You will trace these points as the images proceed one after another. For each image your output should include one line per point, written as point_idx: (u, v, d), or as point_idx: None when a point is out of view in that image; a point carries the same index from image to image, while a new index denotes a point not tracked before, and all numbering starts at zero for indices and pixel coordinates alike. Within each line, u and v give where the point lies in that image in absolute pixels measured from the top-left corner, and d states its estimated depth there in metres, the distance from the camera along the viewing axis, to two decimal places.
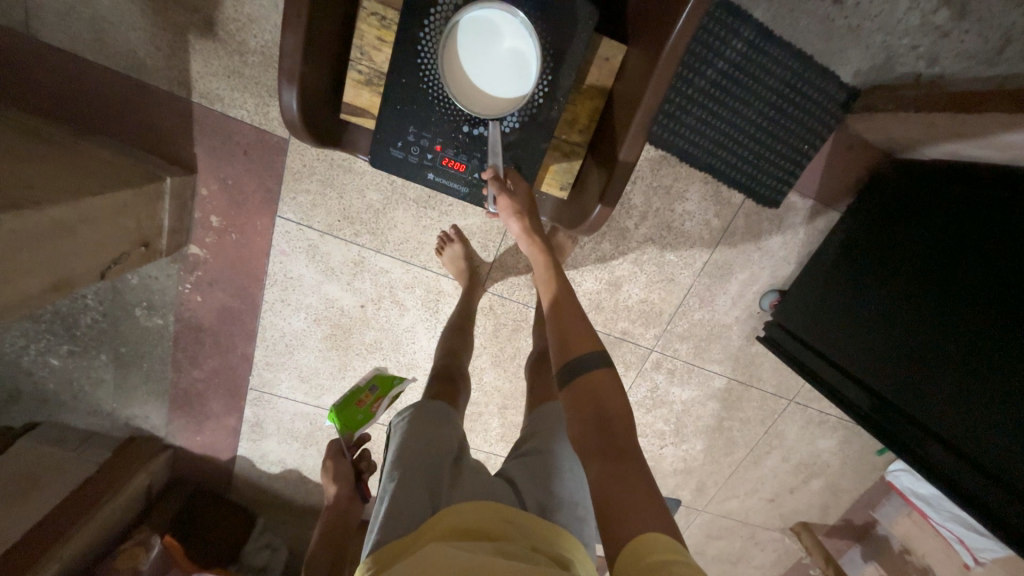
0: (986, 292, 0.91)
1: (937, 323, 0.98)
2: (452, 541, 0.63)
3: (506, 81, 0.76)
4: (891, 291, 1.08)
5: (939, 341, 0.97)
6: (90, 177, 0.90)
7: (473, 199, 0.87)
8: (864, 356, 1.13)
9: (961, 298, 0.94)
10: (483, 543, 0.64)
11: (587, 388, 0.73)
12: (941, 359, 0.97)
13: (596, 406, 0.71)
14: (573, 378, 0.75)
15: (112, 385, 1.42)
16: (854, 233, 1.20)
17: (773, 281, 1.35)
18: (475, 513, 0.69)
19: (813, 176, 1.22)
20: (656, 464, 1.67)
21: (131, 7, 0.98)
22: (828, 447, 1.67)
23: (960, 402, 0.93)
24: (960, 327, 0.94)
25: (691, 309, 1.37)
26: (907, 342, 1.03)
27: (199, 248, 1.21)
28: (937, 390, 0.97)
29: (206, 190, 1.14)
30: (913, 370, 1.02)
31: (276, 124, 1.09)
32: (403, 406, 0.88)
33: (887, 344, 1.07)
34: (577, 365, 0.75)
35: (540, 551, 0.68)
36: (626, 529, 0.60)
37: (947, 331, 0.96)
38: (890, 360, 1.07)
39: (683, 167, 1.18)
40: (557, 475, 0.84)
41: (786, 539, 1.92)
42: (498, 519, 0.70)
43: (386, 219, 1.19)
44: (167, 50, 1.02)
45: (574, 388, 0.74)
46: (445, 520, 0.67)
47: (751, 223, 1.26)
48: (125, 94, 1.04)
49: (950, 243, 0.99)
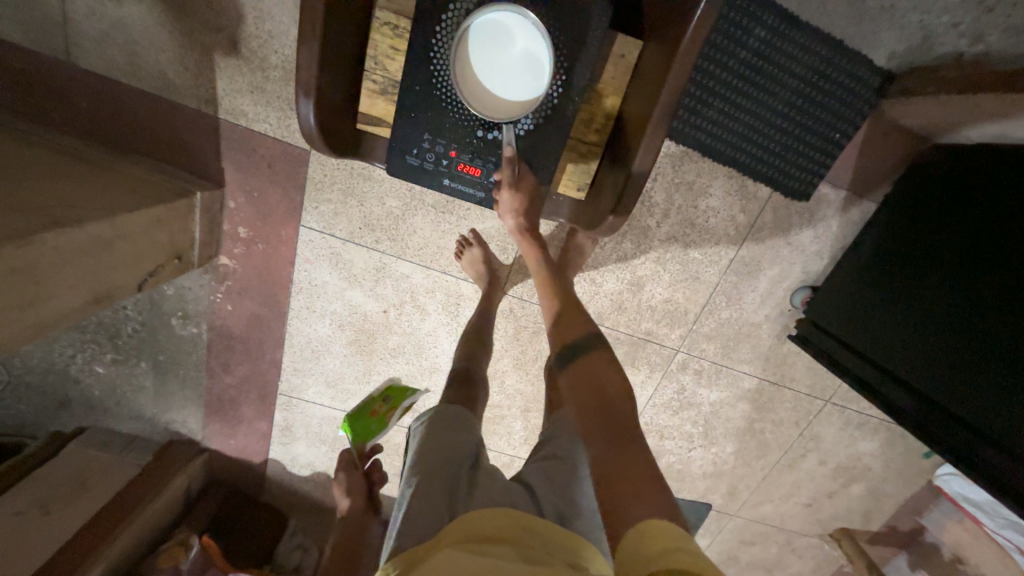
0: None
1: (979, 315, 0.93)
2: (467, 548, 0.62)
3: (523, 83, 0.75)
4: (926, 285, 1.03)
5: (976, 330, 0.93)
6: (126, 194, 0.94)
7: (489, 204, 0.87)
8: (902, 353, 1.07)
9: (999, 290, 0.90)
10: (499, 548, 0.63)
11: (588, 368, 0.75)
12: (979, 349, 0.92)
13: (597, 392, 0.72)
14: (575, 363, 0.76)
15: (152, 391, 1.49)
16: (886, 221, 1.15)
17: (805, 277, 1.29)
18: (490, 520, 0.69)
19: (846, 166, 1.16)
20: (685, 467, 1.63)
21: (161, 31, 1.02)
22: (869, 449, 1.59)
23: (999, 394, 0.89)
24: (999, 316, 0.89)
25: (719, 307, 1.33)
26: (943, 332, 0.99)
27: (228, 259, 1.25)
28: (974, 381, 0.93)
29: (234, 203, 1.18)
30: (956, 368, 0.96)
31: (298, 136, 1.12)
32: (422, 412, 0.89)
33: (928, 338, 1.01)
34: (582, 355, 0.77)
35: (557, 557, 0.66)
36: (628, 515, 0.59)
37: (985, 319, 0.91)
38: (930, 358, 1.01)
39: (706, 162, 1.15)
40: (575, 479, 0.83)
41: (825, 546, 1.83)
42: (513, 526, 0.68)
43: (405, 225, 1.21)
44: (195, 69, 1.05)
45: (574, 370, 0.76)
46: (459, 528, 0.67)
47: (779, 218, 1.21)
48: (157, 114, 1.09)
49: (986, 226, 0.94)
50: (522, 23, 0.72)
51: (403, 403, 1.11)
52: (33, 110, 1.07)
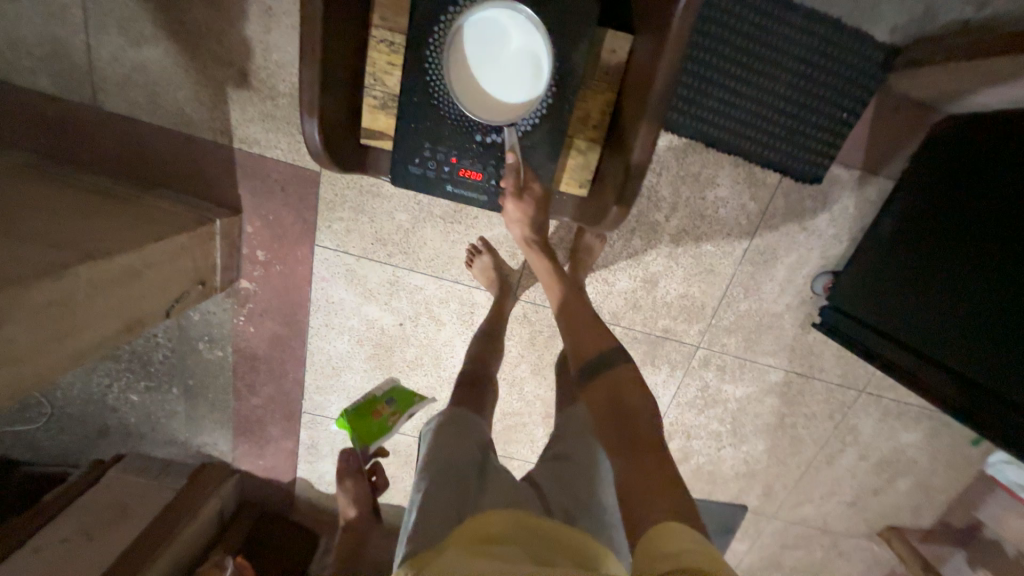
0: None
1: (1006, 288, 0.88)
2: (473, 555, 0.61)
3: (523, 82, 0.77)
4: (950, 260, 0.99)
5: (988, 293, 0.91)
6: (151, 226, 0.99)
7: (492, 206, 0.88)
8: (932, 333, 1.03)
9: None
10: (508, 552, 0.62)
11: (610, 380, 0.78)
12: (993, 311, 0.90)
13: (619, 406, 0.75)
14: (594, 377, 0.80)
15: (183, 415, 1.54)
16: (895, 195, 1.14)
17: (824, 262, 1.26)
18: (492, 524, 0.68)
19: (857, 145, 1.14)
20: (715, 467, 1.58)
21: (178, 71, 1.09)
22: (913, 441, 1.51)
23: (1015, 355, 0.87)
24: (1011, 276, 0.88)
25: (737, 299, 1.30)
26: (958, 298, 0.97)
27: (249, 282, 1.30)
28: (992, 345, 0.91)
29: (251, 228, 1.23)
30: (989, 346, 0.92)
31: (308, 158, 1.16)
32: (433, 413, 0.88)
33: (957, 316, 0.97)
34: (603, 369, 0.80)
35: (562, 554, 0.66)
36: (644, 521, 0.61)
37: (998, 281, 0.90)
38: (961, 337, 0.97)
39: (711, 153, 1.14)
40: (592, 481, 0.81)
41: (874, 547, 1.73)
42: (517, 529, 0.68)
43: (415, 237, 1.23)
44: (209, 104, 1.11)
45: (596, 386, 0.79)
46: (465, 534, 0.66)
47: (791, 203, 1.19)
48: (177, 149, 1.15)
49: (993, 188, 0.93)
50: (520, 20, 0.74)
51: (408, 408, 1.12)
52: (64, 155, 1.14)
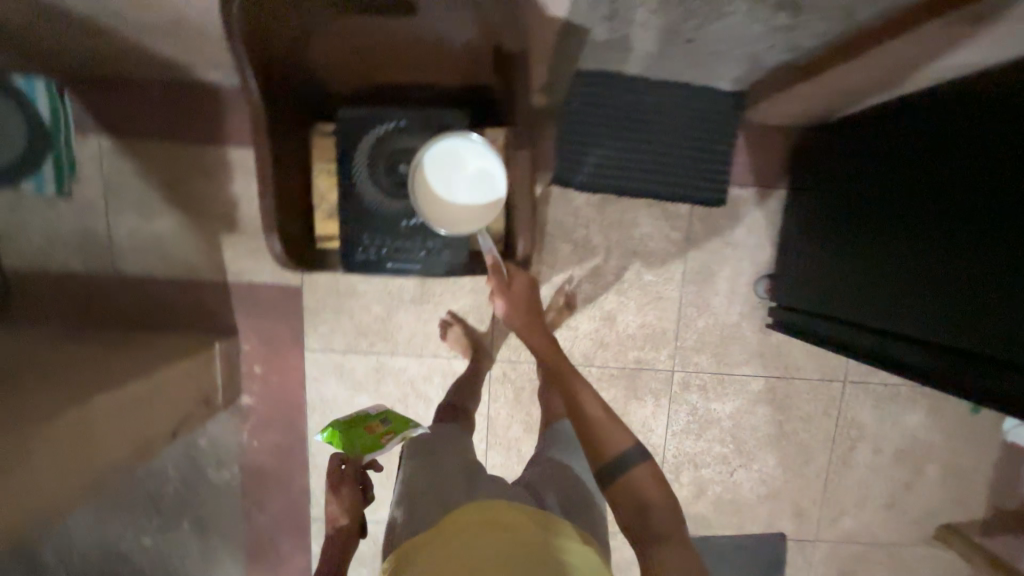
0: (943, 205, 0.86)
1: (916, 233, 0.91)
2: (443, 555, 0.78)
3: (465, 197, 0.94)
4: (867, 232, 1.03)
5: (916, 269, 0.90)
6: (158, 357, 1.15)
7: (427, 271, 1.04)
8: (881, 305, 0.99)
9: (920, 204, 0.91)
10: (469, 543, 0.80)
11: (626, 483, 0.93)
12: (929, 285, 0.87)
13: (640, 502, 0.91)
14: (620, 482, 0.93)
15: (195, 551, 1.53)
16: (830, 201, 1.17)
17: (758, 268, 1.39)
18: (453, 518, 0.85)
19: (743, 168, 1.35)
20: (735, 495, 1.53)
21: (180, 230, 1.34)
22: (919, 422, 1.50)
23: (964, 325, 0.82)
24: (930, 248, 0.87)
25: (693, 318, 1.41)
26: (899, 282, 0.94)
27: (250, 397, 1.41)
28: (939, 320, 0.86)
29: (248, 346, 1.38)
30: (927, 292, 0.88)
31: (291, 276, 1.36)
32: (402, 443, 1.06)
33: (891, 277, 0.96)
34: (624, 471, 0.94)
35: (514, 520, 0.86)
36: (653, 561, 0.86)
37: (923, 254, 0.89)
38: (902, 296, 0.94)
39: (625, 200, 1.34)
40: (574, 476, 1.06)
41: (939, 554, 1.59)
42: (474, 512, 0.86)
43: (392, 324, 1.38)
44: (207, 250, 1.34)
45: (617, 484, 0.94)
46: (433, 534, 0.82)
47: (707, 225, 1.37)
48: (181, 292, 1.36)
49: (898, 175, 0.97)
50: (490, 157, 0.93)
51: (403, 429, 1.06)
52: (92, 317, 1.35)
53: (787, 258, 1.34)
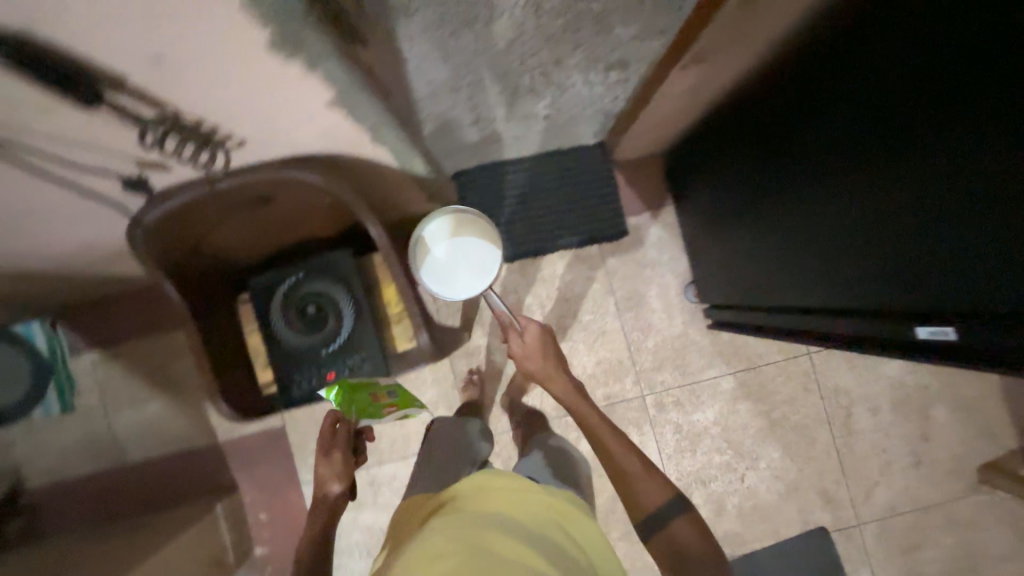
0: (846, 116, 0.73)
1: (788, 189, 0.88)
2: (452, 509, 0.88)
3: (436, 276, 1.11)
4: (751, 205, 1.01)
5: (883, 197, 0.69)
6: (163, 533, 1.23)
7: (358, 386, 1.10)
8: (783, 272, 0.96)
9: (781, 160, 0.89)
10: (476, 499, 0.90)
11: (668, 537, 0.95)
12: (898, 214, 0.68)
13: (679, 551, 0.93)
14: (653, 531, 0.97)
15: None
16: (742, 156, 1.01)
17: (682, 277, 1.49)
18: (464, 484, 0.96)
19: (632, 198, 1.50)
20: (756, 501, 1.48)
21: (170, 409, 1.49)
22: (901, 370, 1.49)
23: (958, 254, 0.62)
24: (896, 164, 0.67)
25: (641, 341, 1.49)
26: (831, 222, 0.80)
27: (262, 546, 1.47)
28: (920, 254, 0.66)
29: (249, 496, 1.47)
30: (817, 246, 0.84)
31: (273, 419, 1.48)
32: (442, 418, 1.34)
33: (783, 238, 0.93)
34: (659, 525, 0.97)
35: (520, 484, 0.96)
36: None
37: (888, 177, 0.68)
38: (798, 256, 0.90)
39: (540, 259, 1.49)
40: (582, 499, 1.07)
41: (997, 500, 1.48)
42: (484, 476, 0.97)
43: (373, 434, 1.47)
44: (195, 419, 1.49)
45: (654, 535, 0.97)
46: (444, 501, 0.93)
47: (620, 256, 1.50)
48: (181, 464, 1.48)
49: (818, 96, 0.78)
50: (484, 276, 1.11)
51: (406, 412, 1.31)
52: (110, 512, 1.47)
53: (720, 236, 1.22)
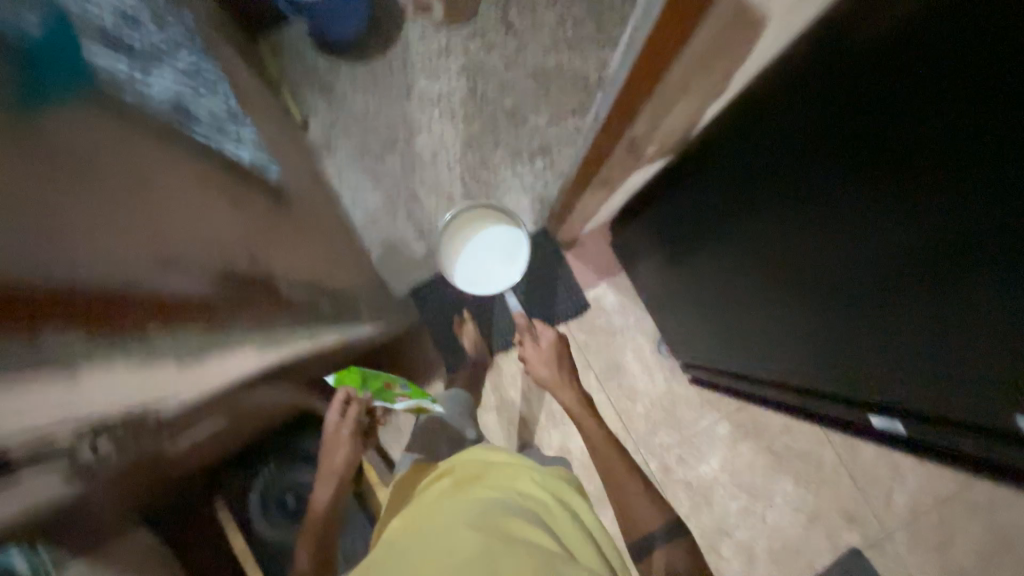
0: (872, 130, 0.52)
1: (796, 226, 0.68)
2: (447, 505, 0.89)
3: (465, 276, 1.40)
4: (743, 238, 0.82)
5: (1001, 258, 0.45)
6: None
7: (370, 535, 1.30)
8: (799, 322, 0.77)
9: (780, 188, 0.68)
10: (475, 496, 0.91)
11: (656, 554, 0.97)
12: (979, 290, 0.48)
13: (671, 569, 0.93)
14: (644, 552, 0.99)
15: None
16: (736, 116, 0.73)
17: (652, 336, 1.51)
18: (459, 475, 0.99)
19: (585, 272, 1.54)
20: (783, 538, 1.47)
21: None
22: None
23: None
24: (966, 204, 0.46)
25: (629, 408, 1.50)
26: (861, 274, 0.61)
27: None
28: (992, 343, 0.50)
29: None
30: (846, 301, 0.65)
31: None
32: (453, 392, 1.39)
33: (793, 285, 0.74)
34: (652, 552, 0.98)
35: (521, 478, 0.97)
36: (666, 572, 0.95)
37: (892, 191, 0.52)
38: (819, 307, 0.71)
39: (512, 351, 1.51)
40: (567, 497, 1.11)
41: None
42: (479, 468, 0.99)
43: None
44: None
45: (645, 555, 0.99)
46: (439, 493, 0.95)
47: (588, 329, 1.52)
48: None
49: (830, 90, 0.56)
50: (513, 267, 1.40)
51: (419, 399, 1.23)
52: None
53: (691, 278, 1.09)
